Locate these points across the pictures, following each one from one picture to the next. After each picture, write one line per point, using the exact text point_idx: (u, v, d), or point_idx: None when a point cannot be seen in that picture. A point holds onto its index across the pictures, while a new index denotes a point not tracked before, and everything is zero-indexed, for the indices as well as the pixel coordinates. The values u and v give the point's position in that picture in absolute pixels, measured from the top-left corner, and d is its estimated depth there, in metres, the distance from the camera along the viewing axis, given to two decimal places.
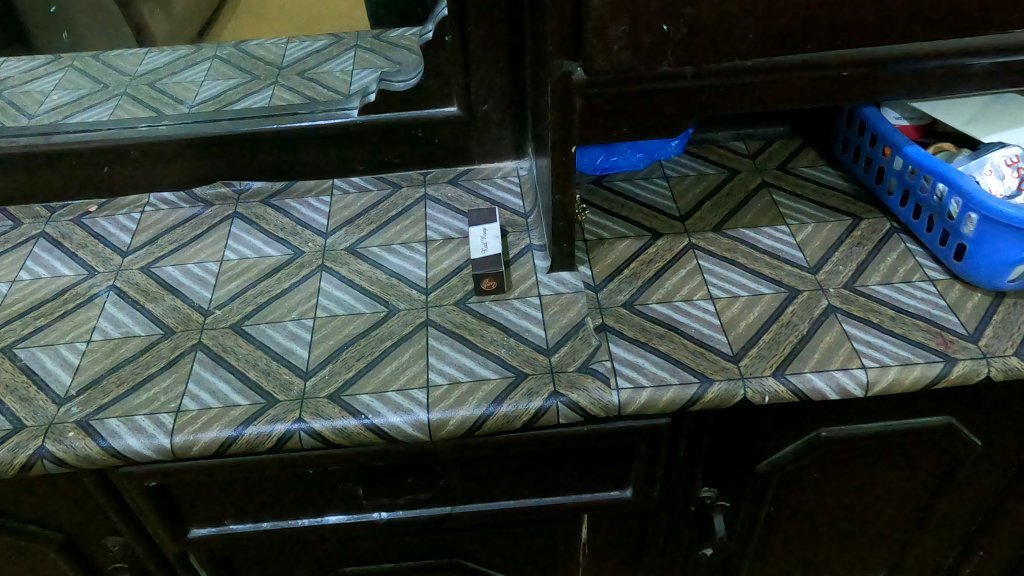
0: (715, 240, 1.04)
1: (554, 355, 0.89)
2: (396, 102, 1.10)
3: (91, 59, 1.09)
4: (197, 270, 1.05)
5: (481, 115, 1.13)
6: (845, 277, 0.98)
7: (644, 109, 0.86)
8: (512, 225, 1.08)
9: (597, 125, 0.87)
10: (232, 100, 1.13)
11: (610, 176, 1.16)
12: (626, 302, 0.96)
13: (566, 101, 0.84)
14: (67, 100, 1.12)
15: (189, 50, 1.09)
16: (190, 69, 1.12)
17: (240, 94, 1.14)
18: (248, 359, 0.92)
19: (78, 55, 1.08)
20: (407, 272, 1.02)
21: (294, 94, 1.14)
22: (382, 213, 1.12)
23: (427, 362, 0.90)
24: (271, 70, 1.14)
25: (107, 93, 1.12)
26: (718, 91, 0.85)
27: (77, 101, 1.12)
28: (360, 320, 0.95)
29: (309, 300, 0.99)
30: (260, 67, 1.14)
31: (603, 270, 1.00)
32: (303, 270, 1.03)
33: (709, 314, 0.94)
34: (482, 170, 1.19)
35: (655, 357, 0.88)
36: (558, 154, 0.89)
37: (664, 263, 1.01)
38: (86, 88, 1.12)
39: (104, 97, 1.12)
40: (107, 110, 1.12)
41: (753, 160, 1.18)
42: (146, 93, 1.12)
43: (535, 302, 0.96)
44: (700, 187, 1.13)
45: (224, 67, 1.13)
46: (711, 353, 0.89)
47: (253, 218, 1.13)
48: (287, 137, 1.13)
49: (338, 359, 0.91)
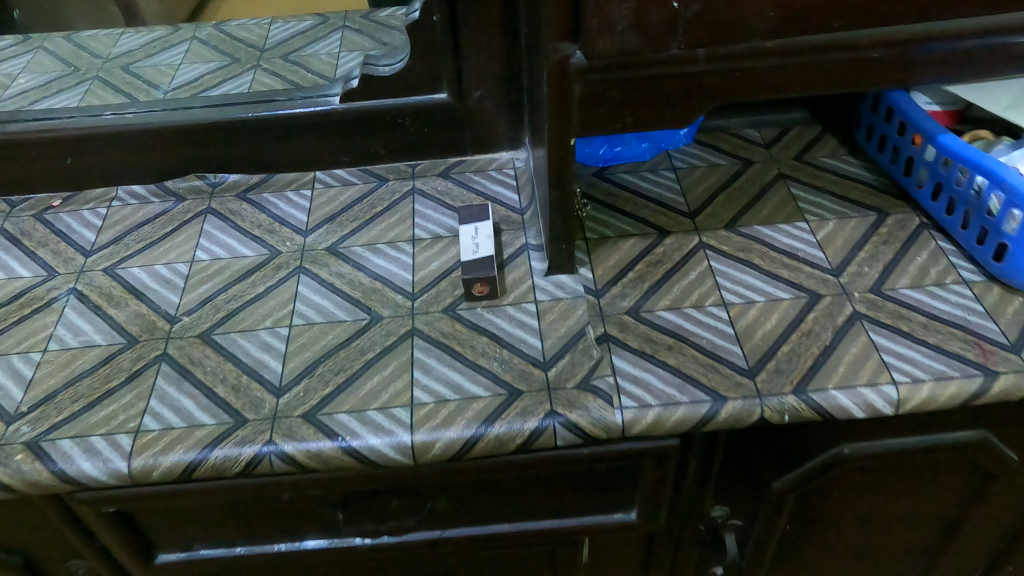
0: (727, 238, 0.95)
1: (551, 369, 0.81)
2: (381, 87, 1.01)
3: (63, 39, 1.05)
4: (165, 272, 0.97)
5: (473, 102, 1.04)
6: (871, 280, 0.89)
7: (651, 97, 0.77)
8: (506, 222, 0.99)
9: (599, 116, 0.78)
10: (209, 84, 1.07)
11: (614, 168, 1.08)
12: (630, 309, 0.87)
13: (564, 87, 0.75)
14: (35, 83, 1.06)
15: (164, 31, 1.06)
16: (167, 53, 1.09)
17: (220, 78, 1.08)
18: (216, 373, 0.84)
19: (49, 37, 1.04)
20: (392, 276, 0.93)
21: (274, 74, 1.09)
22: (367, 209, 1.03)
23: (412, 377, 0.81)
24: (253, 53, 1.11)
25: (79, 77, 1.08)
26: (734, 77, 0.76)
27: (46, 85, 1.06)
28: (339, 329, 0.87)
29: (284, 307, 0.91)
30: (242, 49, 1.11)
31: (605, 273, 0.92)
32: (280, 272, 0.95)
33: (723, 323, 0.85)
34: (474, 162, 1.10)
35: (662, 372, 0.80)
36: (556, 149, 0.81)
37: (673, 265, 0.92)
38: (57, 72, 1.07)
39: (76, 81, 1.07)
40: (76, 98, 1.05)
41: (769, 149, 1.09)
42: (119, 76, 1.07)
43: (530, 309, 0.88)
44: (711, 180, 1.04)
45: (204, 50, 1.10)
46: (724, 366, 0.80)
47: (227, 214, 1.05)
48: (264, 127, 1.04)
49: (313, 374, 0.83)
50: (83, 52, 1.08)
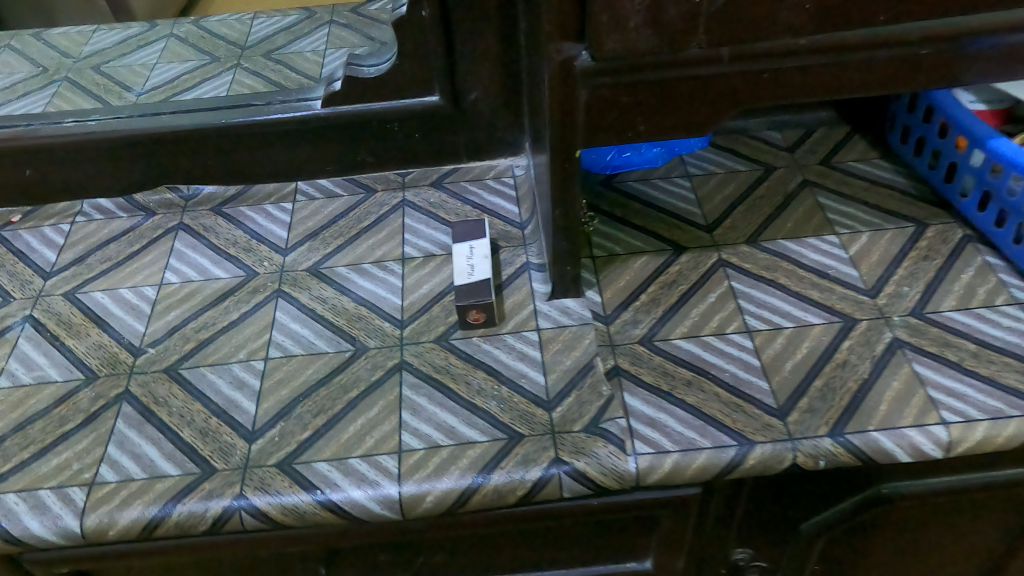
0: (750, 255, 0.86)
1: (555, 410, 0.72)
2: (367, 91, 0.91)
3: (30, 36, 0.91)
4: (130, 297, 0.88)
5: (469, 104, 0.94)
6: (911, 302, 0.80)
7: (667, 103, 0.67)
8: (505, 237, 0.90)
9: (607, 124, 0.69)
10: (188, 87, 0.95)
11: (622, 176, 0.98)
12: (642, 337, 0.78)
13: (569, 92, 0.66)
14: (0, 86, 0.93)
15: (141, 27, 0.92)
16: (144, 51, 0.95)
17: (198, 80, 0.95)
18: (182, 415, 0.75)
19: (16, 34, 0.90)
20: (379, 300, 0.84)
21: (259, 75, 0.96)
22: (352, 224, 0.94)
23: (400, 419, 0.73)
24: (234, 51, 0.98)
25: (46, 79, 0.94)
26: (763, 78, 0.66)
27: (10, 88, 0.93)
28: (320, 362, 0.78)
29: (260, 337, 0.82)
30: (222, 47, 0.97)
31: (614, 296, 0.83)
32: (256, 296, 0.86)
33: (747, 353, 0.76)
34: (470, 170, 1.01)
35: (680, 413, 0.71)
36: (560, 162, 0.72)
37: (689, 286, 0.83)
38: (21, 74, 0.93)
39: (42, 84, 0.93)
40: (41, 102, 0.92)
41: (792, 153, 0.99)
42: (89, 78, 0.94)
43: (532, 339, 0.79)
44: (730, 188, 0.95)
45: (181, 48, 0.95)
46: (751, 405, 0.72)
47: (200, 230, 0.96)
48: (239, 134, 0.95)
49: (290, 415, 0.74)
50: (53, 52, 0.94)
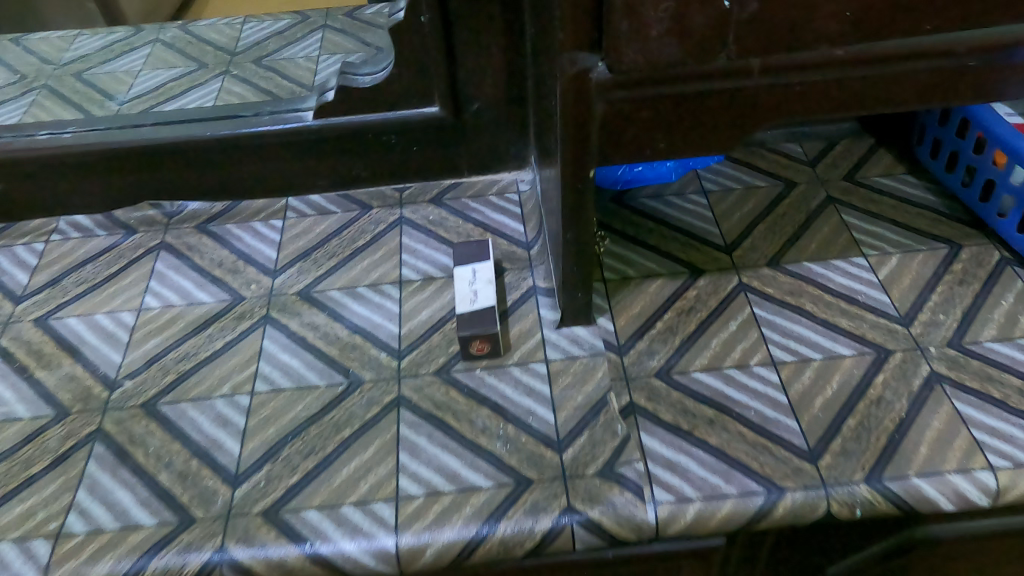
0: (773, 279, 0.80)
1: (566, 452, 0.66)
2: (361, 101, 0.86)
3: (10, 43, 1.08)
4: (107, 324, 0.82)
5: (471, 115, 0.89)
6: (949, 331, 0.74)
7: (689, 117, 0.62)
8: (509, 259, 0.84)
9: (623, 141, 0.63)
10: (172, 94, 1.06)
11: (634, 191, 0.92)
12: (659, 370, 0.72)
13: (583, 107, 0.60)
14: None
15: (127, 34, 1.10)
16: (123, 59, 1.11)
17: (184, 87, 1.07)
18: (160, 456, 0.69)
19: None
20: (374, 327, 0.78)
21: (255, 78, 1.06)
22: (346, 243, 0.88)
23: (397, 461, 0.67)
24: (222, 56, 1.11)
25: (28, 84, 1.07)
26: (795, 91, 0.60)
27: None
28: (310, 397, 0.72)
29: (246, 368, 0.76)
30: (209, 51, 1.12)
31: (628, 324, 0.77)
32: (242, 322, 0.80)
33: (774, 389, 0.70)
34: (472, 185, 0.95)
35: (702, 455, 0.65)
36: (571, 182, 0.66)
37: (708, 313, 0.77)
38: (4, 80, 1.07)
39: (25, 87, 1.07)
40: (17, 108, 1.03)
41: (814, 167, 0.93)
42: (70, 82, 1.08)
43: (540, 371, 0.73)
44: (749, 206, 0.89)
45: (165, 55, 1.12)
46: (779, 447, 0.66)
47: (183, 250, 0.90)
48: (226, 148, 0.89)
49: (278, 457, 0.68)
50: (35, 58, 1.10)
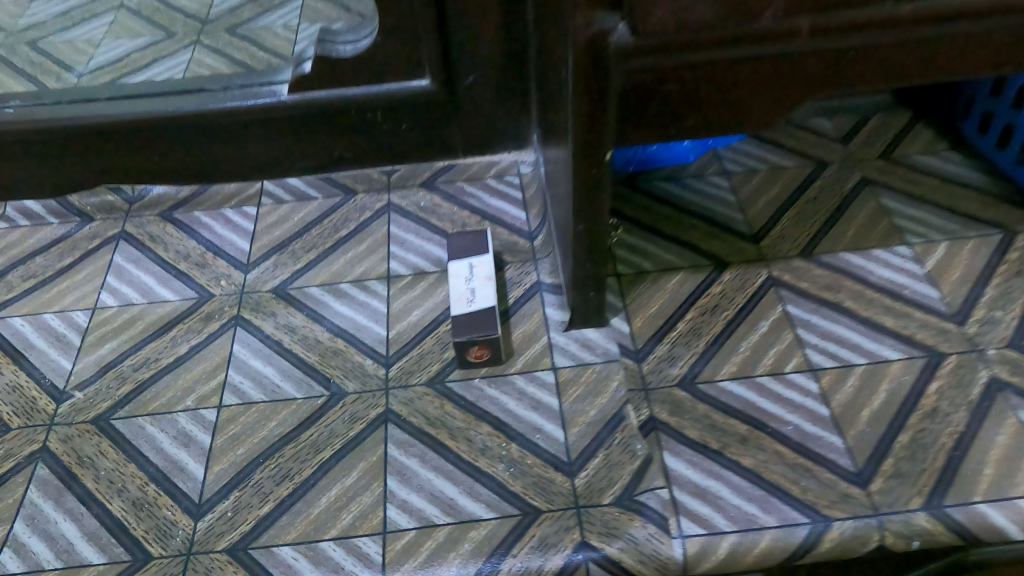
0: (807, 272, 0.71)
1: (578, 476, 0.58)
2: (341, 73, 0.76)
3: None
4: (57, 325, 0.73)
5: (466, 89, 0.79)
6: (1008, 329, 0.65)
7: (722, 89, 0.52)
8: (510, 250, 0.75)
9: (643, 117, 0.54)
10: (136, 66, 0.95)
11: (649, 173, 0.83)
12: (681, 379, 0.64)
13: (599, 81, 0.51)
14: None
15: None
16: (85, 29, 1.03)
17: (151, 59, 0.96)
18: (112, 481, 0.60)
19: None
20: (359, 330, 0.69)
21: (228, 48, 0.97)
22: (327, 233, 0.79)
23: (385, 487, 0.58)
24: (193, 26, 1.01)
25: None
26: (851, 58, 0.50)
27: None
28: (285, 413, 0.63)
29: (212, 378, 0.67)
30: (180, 22, 1.02)
31: (645, 325, 0.68)
32: (209, 324, 0.71)
33: (814, 401, 0.62)
34: (467, 168, 0.86)
35: (735, 480, 0.57)
36: (584, 171, 0.56)
37: (736, 312, 0.68)
38: None
39: None
40: None
41: (847, 145, 0.84)
42: (24, 51, 1.00)
43: (546, 381, 0.64)
44: (776, 188, 0.80)
45: (132, 25, 1.03)
46: (823, 470, 0.57)
47: (145, 241, 0.80)
48: (190, 127, 0.79)
49: (247, 483, 0.59)
50: None
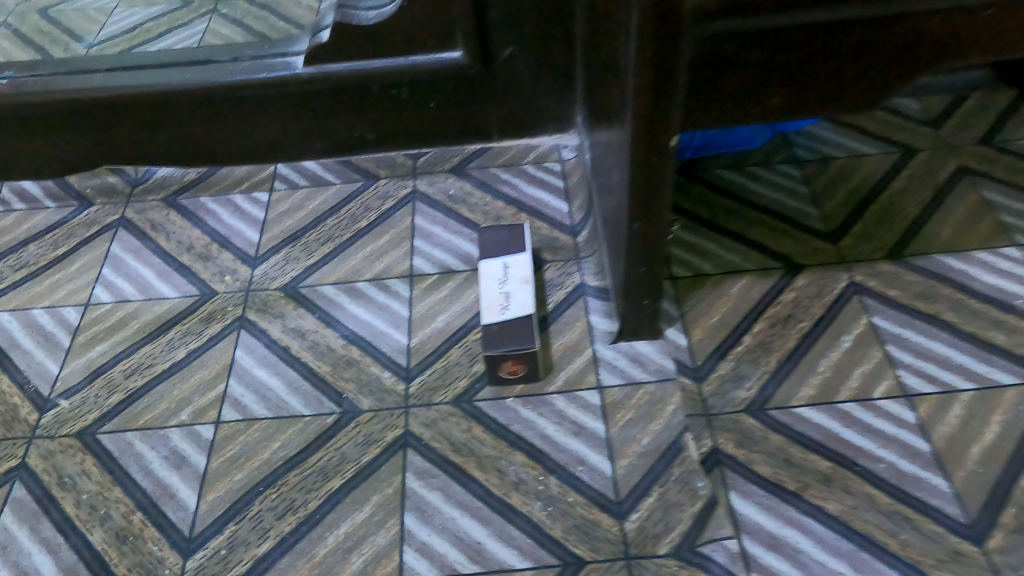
0: (897, 278, 0.61)
1: (629, 519, 0.49)
2: (361, 44, 0.67)
3: None
4: (45, 322, 0.65)
5: (503, 64, 0.70)
6: None
7: (819, 59, 0.43)
8: (550, 247, 0.66)
9: (721, 94, 0.45)
10: (149, 36, 0.88)
11: (716, 160, 0.72)
12: (749, 403, 0.55)
13: (669, 57, 0.41)
14: None
15: None
16: None
17: (166, 28, 0.89)
18: (94, 507, 0.53)
19: None
20: (376, 336, 0.61)
21: (245, 18, 0.89)
22: (345, 224, 0.70)
23: (403, 525, 0.50)
24: None
25: None
26: (978, 24, 0.41)
27: None
28: (290, 432, 0.56)
29: (212, 389, 0.59)
30: None
31: (706, 338, 0.59)
32: (211, 326, 0.63)
33: (911, 433, 0.52)
34: (503, 152, 0.76)
35: (818, 529, 0.48)
36: (646, 160, 0.46)
37: (813, 324, 0.59)
38: None
39: None
40: None
41: (938, 130, 0.73)
42: (31, 20, 0.92)
43: (591, 403, 0.55)
44: (857, 177, 0.69)
45: None
46: (926, 520, 0.48)
47: (146, 229, 0.72)
48: (197, 102, 0.71)
49: (245, 515, 0.51)
50: None
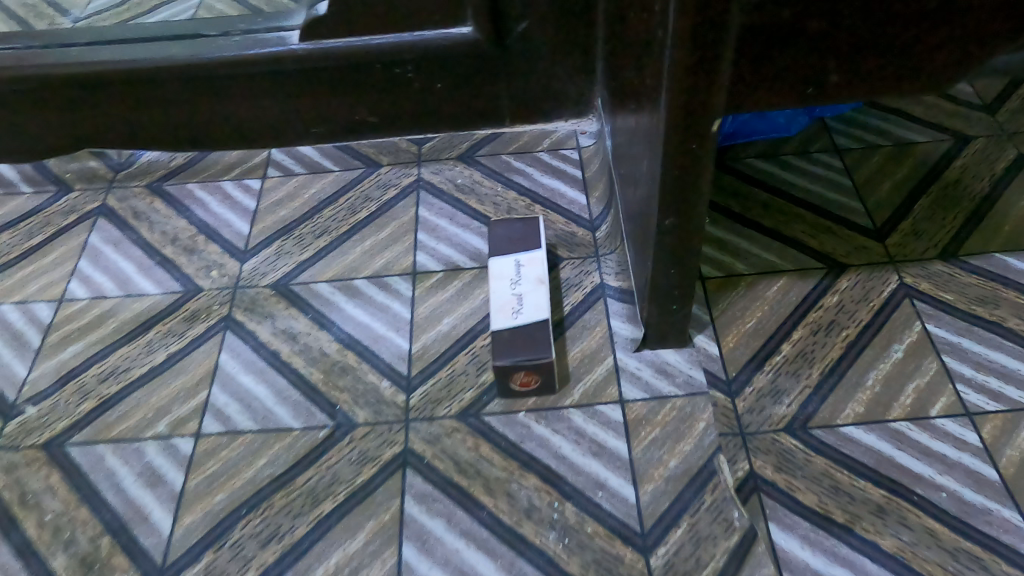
0: (953, 280, 0.55)
1: (655, 554, 0.43)
2: (362, 19, 0.61)
3: None
4: (14, 319, 0.59)
5: (518, 41, 0.64)
6: None
7: (890, 34, 0.36)
8: (566, 243, 0.60)
9: (769, 73, 0.39)
10: (140, 9, 0.81)
11: (752, 148, 0.66)
12: (789, 421, 0.49)
13: (715, 30, 0.35)
14: None
15: None
16: None
17: (157, 1, 0.82)
18: (59, 529, 0.48)
19: None
20: (375, 341, 0.55)
21: None
22: (342, 215, 0.65)
23: (401, 557, 0.45)
24: None
25: None
26: None
27: None
28: (277, 448, 0.50)
29: (193, 397, 0.53)
30: None
31: (739, 346, 0.53)
32: (194, 326, 0.58)
33: (974, 457, 0.46)
34: (516, 138, 0.71)
35: (870, 569, 0.42)
36: (682, 148, 0.40)
37: (860, 330, 0.53)
38: None
39: None
40: None
41: (993, 116, 0.66)
42: None
43: (612, 419, 0.50)
44: (905, 168, 0.63)
45: None
46: (994, 561, 0.42)
47: (127, 218, 0.66)
48: (184, 80, 0.64)
49: (225, 542, 0.46)
50: None
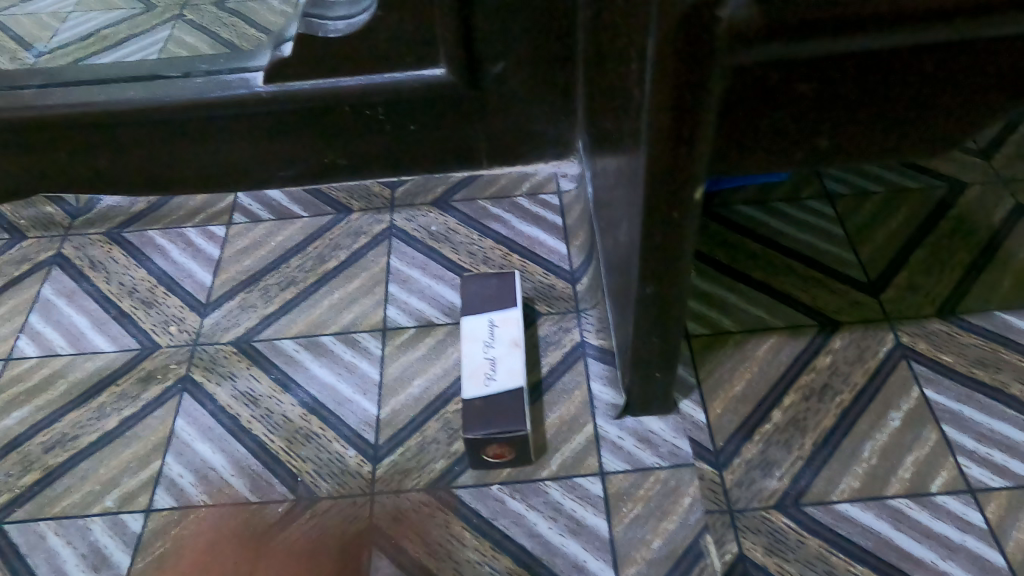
0: (952, 340, 0.52)
1: None
2: (328, 60, 0.58)
3: None
4: None
5: (493, 83, 0.61)
6: None
7: (884, 97, 0.33)
8: (545, 297, 0.57)
9: (752, 140, 0.35)
10: (108, 44, 0.79)
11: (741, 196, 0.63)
12: (780, 497, 0.45)
13: (695, 95, 0.32)
14: None
15: None
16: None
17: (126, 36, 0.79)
18: None
19: None
20: (341, 404, 0.52)
21: (212, 26, 0.79)
22: (310, 264, 0.61)
23: None
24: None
25: None
26: None
27: None
28: (232, 525, 0.47)
29: (144, 468, 0.50)
30: None
31: (727, 413, 0.49)
32: (149, 388, 0.54)
33: (979, 540, 0.43)
34: (494, 181, 0.67)
35: None
36: (662, 215, 0.37)
37: (855, 395, 0.50)
38: None
39: None
40: None
41: (989, 161, 0.64)
42: None
43: (592, 494, 0.46)
44: (899, 217, 0.60)
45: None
46: None
47: (83, 267, 0.63)
48: (144, 122, 0.62)
49: None
50: None
